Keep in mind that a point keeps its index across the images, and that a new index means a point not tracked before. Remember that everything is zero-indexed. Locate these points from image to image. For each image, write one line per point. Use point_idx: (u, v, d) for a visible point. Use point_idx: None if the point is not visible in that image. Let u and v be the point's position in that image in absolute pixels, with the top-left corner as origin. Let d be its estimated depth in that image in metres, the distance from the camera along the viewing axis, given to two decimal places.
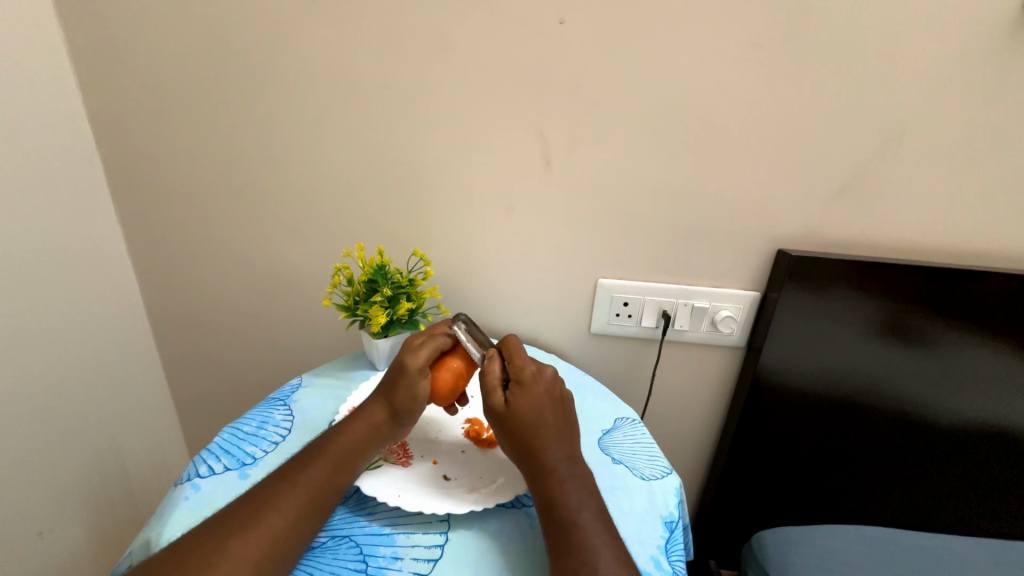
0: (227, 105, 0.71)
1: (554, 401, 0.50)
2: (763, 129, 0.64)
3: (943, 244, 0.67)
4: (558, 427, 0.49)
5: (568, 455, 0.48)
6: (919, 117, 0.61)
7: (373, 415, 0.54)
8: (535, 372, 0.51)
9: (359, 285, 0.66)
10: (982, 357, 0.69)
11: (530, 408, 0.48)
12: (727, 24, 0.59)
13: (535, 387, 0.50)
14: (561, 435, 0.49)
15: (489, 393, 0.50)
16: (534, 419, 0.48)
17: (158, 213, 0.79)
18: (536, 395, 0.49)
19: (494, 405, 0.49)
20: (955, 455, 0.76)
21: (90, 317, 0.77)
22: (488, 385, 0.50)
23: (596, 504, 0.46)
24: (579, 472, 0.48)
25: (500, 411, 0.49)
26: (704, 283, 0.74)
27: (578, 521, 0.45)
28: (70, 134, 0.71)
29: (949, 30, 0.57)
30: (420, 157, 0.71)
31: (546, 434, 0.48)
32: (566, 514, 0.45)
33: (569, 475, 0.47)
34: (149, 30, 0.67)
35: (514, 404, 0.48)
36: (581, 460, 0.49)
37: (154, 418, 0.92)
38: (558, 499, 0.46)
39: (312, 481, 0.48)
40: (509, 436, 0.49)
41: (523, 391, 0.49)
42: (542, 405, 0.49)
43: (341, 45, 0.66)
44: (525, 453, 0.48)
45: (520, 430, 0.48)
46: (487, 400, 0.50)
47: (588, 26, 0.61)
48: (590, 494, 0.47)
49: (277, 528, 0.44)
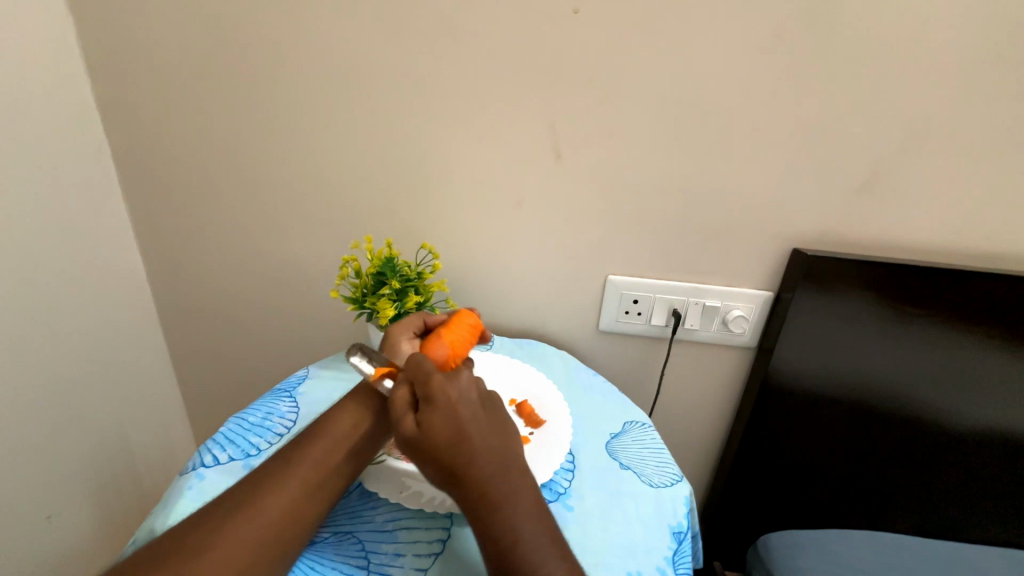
0: (234, 92, 0.70)
1: (472, 412, 0.44)
2: (782, 126, 0.62)
3: (965, 248, 0.66)
4: (481, 440, 0.43)
5: (501, 473, 0.43)
6: (943, 115, 0.59)
7: (373, 395, 0.53)
8: (440, 383, 0.45)
9: (367, 277, 0.65)
10: (998, 364, 0.68)
11: (441, 424, 0.43)
12: (746, 16, 0.58)
13: (443, 401, 0.44)
14: (490, 450, 0.43)
15: (398, 422, 0.44)
16: (452, 438, 0.43)
17: (165, 201, 0.78)
18: (446, 410, 0.44)
19: (405, 435, 0.44)
20: (967, 465, 0.75)
21: (99, 305, 0.77)
22: (396, 415, 0.45)
23: (541, 527, 0.42)
24: (517, 489, 0.43)
25: (413, 437, 0.44)
26: (717, 282, 0.72)
27: (518, 554, 0.41)
28: (79, 121, 0.71)
29: (982, 25, 0.55)
30: (429, 148, 0.70)
31: (470, 452, 0.42)
32: (506, 543, 0.41)
33: (504, 498, 0.42)
34: (156, 16, 0.66)
35: (425, 426, 0.43)
36: (519, 474, 0.44)
37: (163, 405, 0.93)
38: (495, 531, 0.41)
39: (308, 463, 0.48)
40: (430, 463, 0.43)
41: (431, 407, 0.44)
42: (456, 421, 0.43)
43: (352, 34, 0.65)
44: (452, 476, 0.43)
45: (438, 455, 0.43)
46: (397, 430, 0.44)
47: (604, 17, 0.60)
48: (533, 516, 0.42)
49: (274, 509, 0.45)
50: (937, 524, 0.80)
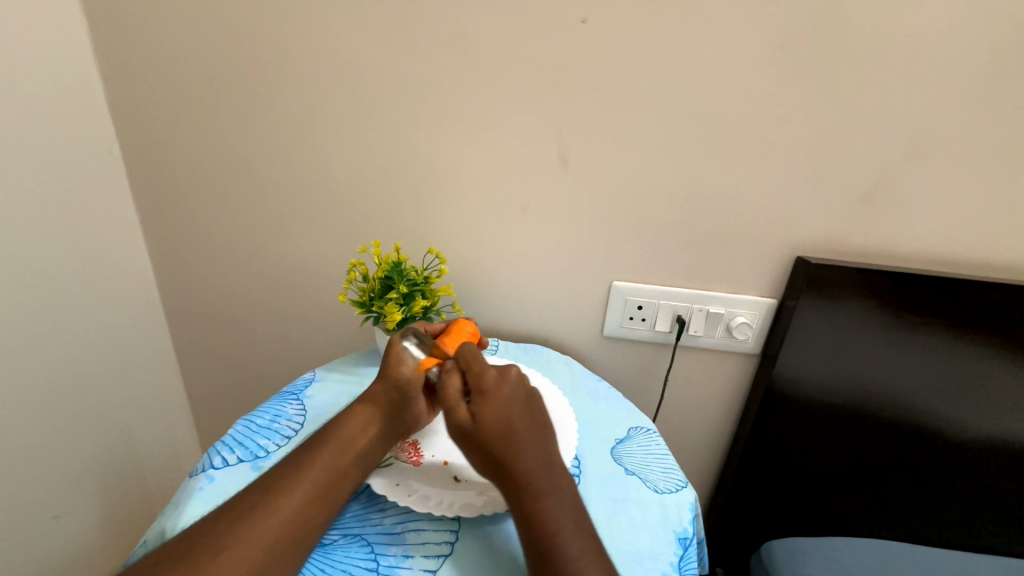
0: (244, 98, 0.71)
1: (519, 407, 0.50)
2: (785, 135, 0.63)
3: (968, 256, 0.66)
4: (527, 432, 0.49)
5: (544, 465, 0.47)
6: (945, 125, 0.60)
7: (375, 401, 0.55)
8: (493, 378, 0.51)
9: (374, 281, 0.66)
10: (1001, 371, 0.68)
11: (492, 413, 0.49)
12: (749, 27, 0.59)
13: (494, 393, 0.50)
14: (535, 442, 0.48)
15: (451, 410, 0.50)
16: (502, 427, 0.48)
17: (175, 205, 0.79)
18: (499, 400, 0.50)
19: (459, 422, 0.50)
20: (972, 473, 0.75)
21: (107, 306, 0.78)
22: (450, 405, 0.51)
23: (579, 520, 0.45)
24: (558, 482, 0.47)
25: (466, 424, 0.49)
26: (721, 289, 0.73)
27: (558, 539, 0.43)
28: (91, 125, 0.72)
29: (982, 37, 0.56)
30: (436, 154, 0.71)
31: (518, 442, 0.48)
32: (545, 531, 0.44)
33: (547, 487, 0.46)
34: (168, 22, 0.68)
35: (479, 414, 0.49)
36: (560, 470, 0.48)
37: (169, 407, 0.93)
38: (537, 517, 0.44)
39: (319, 464, 0.49)
40: (479, 451, 0.48)
41: (484, 398, 0.50)
42: (506, 412, 0.49)
43: (361, 40, 0.66)
44: (499, 464, 0.47)
45: (488, 442, 0.48)
46: (450, 418, 0.50)
47: (609, 26, 0.61)
48: (573, 510, 0.45)
49: (286, 510, 0.45)
50: (942, 533, 0.80)
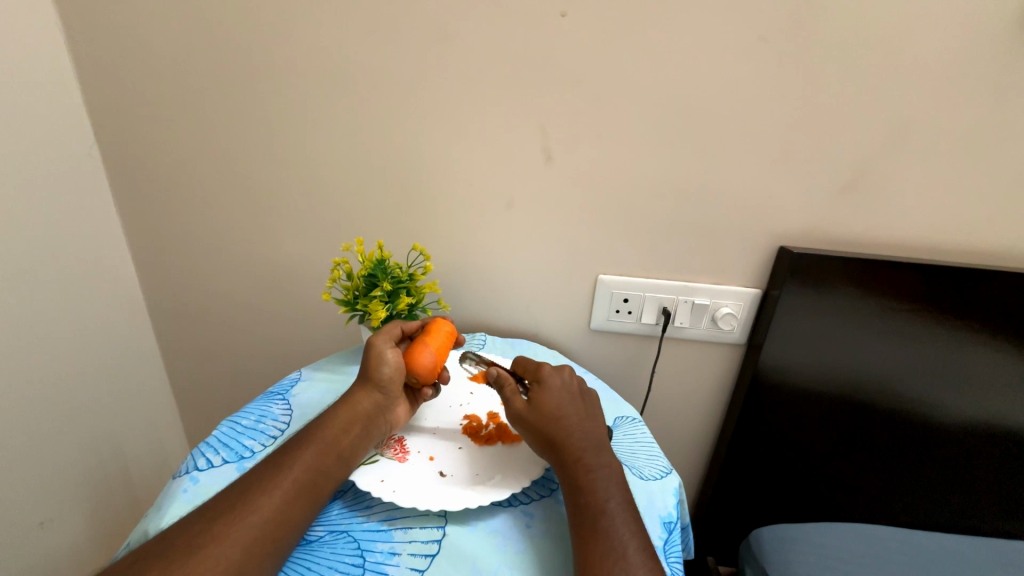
0: (224, 96, 0.70)
1: (573, 397, 0.56)
2: (765, 126, 0.63)
3: (946, 243, 0.67)
4: (578, 416, 0.53)
5: (595, 446, 0.51)
6: (922, 114, 0.60)
7: (356, 401, 0.55)
8: (550, 371, 0.58)
9: (358, 280, 0.65)
10: (982, 355, 0.69)
11: (549, 402, 0.54)
12: (728, 18, 0.59)
13: (549, 383, 0.56)
14: (585, 426, 0.53)
15: (510, 399, 0.55)
16: (556, 412, 0.53)
17: (156, 206, 0.78)
18: (554, 391, 0.55)
19: (515, 407, 0.54)
20: (953, 455, 0.76)
21: (90, 310, 0.77)
22: (507, 395, 0.56)
23: (622, 495, 0.48)
24: (607, 462, 0.50)
25: (523, 410, 0.54)
26: (706, 280, 0.73)
27: (604, 507, 0.46)
28: (69, 127, 0.71)
29: (958, 25, 0.56)
30: (418, 150, 0.70)
31: (570, 425, 0.52)
32: (594, 501, 0.47)
33: (596, 464, 0.49)
34: (145, 21, 0.67)
35: (535, 401, 0.54)
36: (610, 452, 0.51)
37: (155, 410, 0.93)
38: (586, 486, 0.48)
39: (300, 465, 0.49)
40: (535, 432, 0.52)
41: (541, 387, 0.56)
42: (560, 400, 0.55)
43: (340, 37, 0.65)
44: (553, 445, 0.51)
45: (544, 424, 0.52)
46: (510, 406, 0.54)
47: (589, 20, 0.61)
48: (618, 486, 0.48)
49: (264, 510, 0.45)
50: (926, 515, 0.82)
